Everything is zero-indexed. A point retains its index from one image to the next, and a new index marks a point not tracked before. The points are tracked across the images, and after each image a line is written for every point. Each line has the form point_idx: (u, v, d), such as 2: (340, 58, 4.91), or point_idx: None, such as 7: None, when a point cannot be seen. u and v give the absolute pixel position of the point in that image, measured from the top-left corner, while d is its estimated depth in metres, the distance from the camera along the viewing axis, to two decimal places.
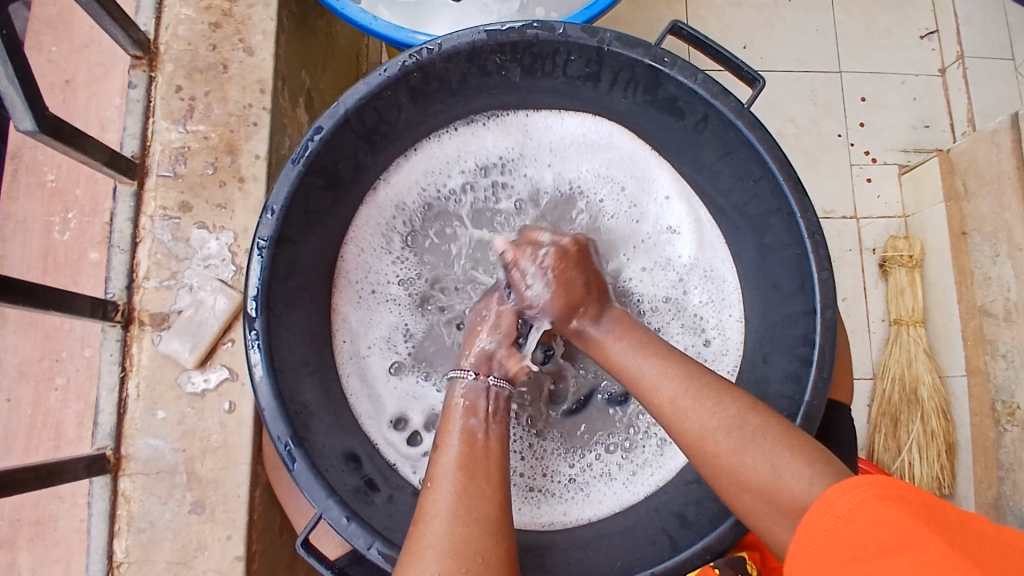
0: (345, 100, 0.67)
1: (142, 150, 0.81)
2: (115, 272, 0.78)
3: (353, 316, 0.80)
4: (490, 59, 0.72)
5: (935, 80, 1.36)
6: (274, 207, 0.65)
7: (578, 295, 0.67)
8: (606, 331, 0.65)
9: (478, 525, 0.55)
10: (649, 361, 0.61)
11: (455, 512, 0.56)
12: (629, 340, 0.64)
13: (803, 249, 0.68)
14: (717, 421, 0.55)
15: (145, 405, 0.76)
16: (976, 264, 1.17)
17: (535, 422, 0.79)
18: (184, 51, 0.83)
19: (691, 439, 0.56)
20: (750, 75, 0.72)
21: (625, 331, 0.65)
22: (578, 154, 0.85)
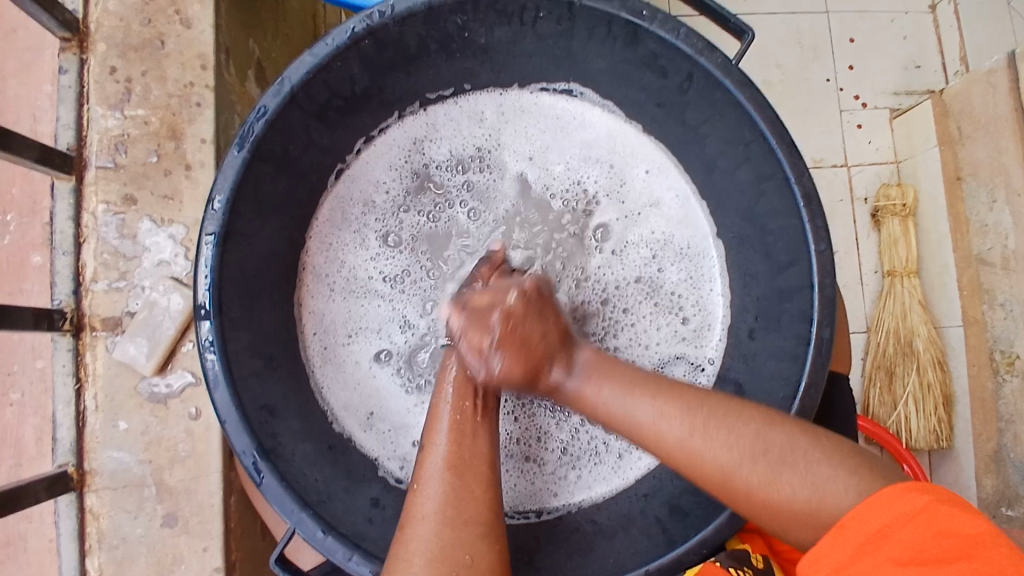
0: (290, 74, 0.60)
1: (79, 141, 0.74)
2: (60, 276, 0.72)
3: (324, 314, 0.76)
4: (450, 20, 0.65)
5: (925, 17, 1.29)
6: (218, 197, 0.59)
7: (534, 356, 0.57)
8: (581, 382, 0.56)
9: (467, 528, 0.52)
10: (642, 402, 0.53)
11: (444, 515, 0.53)
12: (609, 384, 0.55)
13: (799, 216, 0.63)
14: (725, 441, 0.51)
15: (105, 416, 0.72)
16: (972, 211, 1.13)
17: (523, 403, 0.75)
18: (115, 27, 0.75)
19: (698, 411, 0.51)
20: (738, 27, 0.66)
21: (601, 375, 0.56)
22: (555, 133, 0.80)
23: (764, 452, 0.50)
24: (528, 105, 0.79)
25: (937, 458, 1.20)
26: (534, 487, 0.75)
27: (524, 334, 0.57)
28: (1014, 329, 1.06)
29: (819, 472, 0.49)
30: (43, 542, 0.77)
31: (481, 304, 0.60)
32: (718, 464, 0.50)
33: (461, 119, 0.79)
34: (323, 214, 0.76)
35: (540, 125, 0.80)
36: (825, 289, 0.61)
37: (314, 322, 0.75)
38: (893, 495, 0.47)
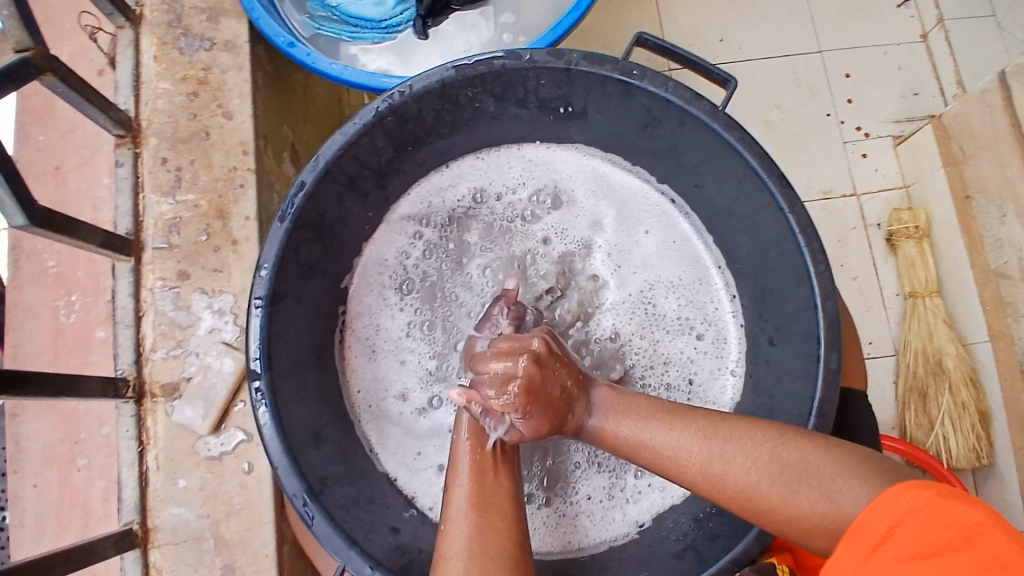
0: (324, 152, 0.68)
1: (136, 226, 0.82)
2: (122, 348, 0.79)
3: (362, 363, 0.81)
4: (461, 94, 0.72)
5: (918, 47, 1.34)
6: (265, 265, 0.65)
7: (559, 408, 0.60)
8: (602, 420, 0.61)
9: (495, 564, 0.55)
10: (661, 431, 0.58)
11: (471, 554, 0.55)
12: (627, 420, 0.60)
13: (795, 241, 0.67)
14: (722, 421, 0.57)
15: (166, 475, 0.77)
16: (984, 227, 1.15)
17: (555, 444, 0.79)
18: (166, 123, 0.84)
19: (708, 439, 0.55)
20: (721, 76, 0.72)
21: (619, 411, 0.61)
22: (573, 179, 0.85)
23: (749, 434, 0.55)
24: (536, 161, 0.86)
25: (982, 478, 1.18)
26: (572, 524, 0.77)
27: (544, 386, 0.60)
28: None
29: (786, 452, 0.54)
30: None
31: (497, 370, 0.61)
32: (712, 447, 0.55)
33: (473, 179, 0.85)
34: (352, 279, 0.82)
35: (546, 180, 0.85)
36: (828, 307, 0.65)
37: (353, 381, 0.80)
38: (901, 489, 0.48)
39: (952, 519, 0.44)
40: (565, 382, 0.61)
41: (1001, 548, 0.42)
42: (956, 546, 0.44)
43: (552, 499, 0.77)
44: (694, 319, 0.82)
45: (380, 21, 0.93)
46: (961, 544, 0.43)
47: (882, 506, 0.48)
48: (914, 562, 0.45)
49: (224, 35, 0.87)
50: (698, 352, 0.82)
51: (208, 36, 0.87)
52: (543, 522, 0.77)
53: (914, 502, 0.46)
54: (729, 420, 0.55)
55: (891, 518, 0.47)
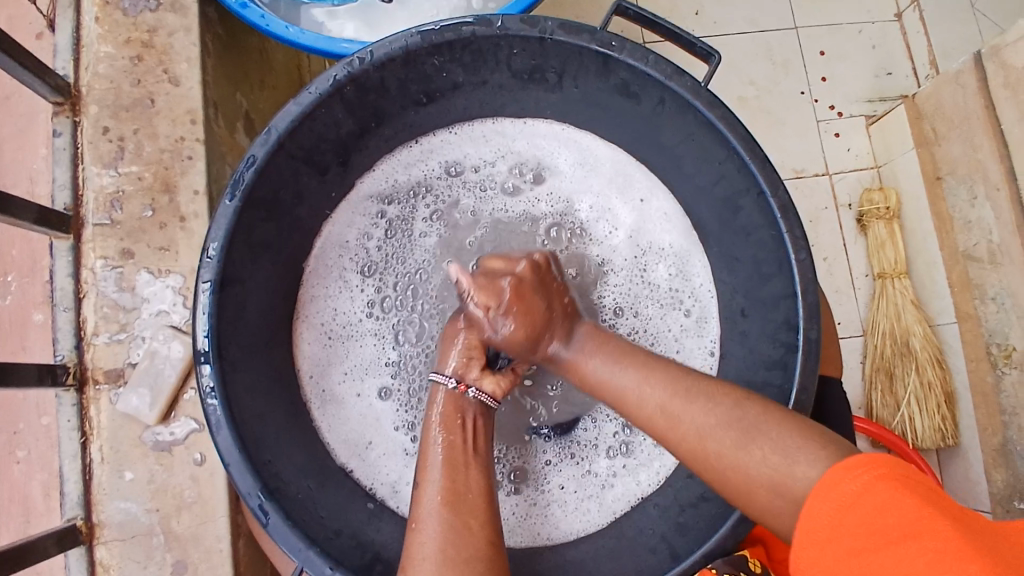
0: (277, 123, 0.63)
1: (75, 201, 0.76)
2: (61, 332, 0.74)
3: (320, 350, 0.76)
4: (428, 62, 0.68)
5: (891, 26, 1.33)
6: (213, 243, 0.61)
7: (541, 322, 0.61)
8: (577, 352, 0.61)
9: (471, 567, 0.52)
10: (628, 372, 0.57)
11: (446, 557, 0.52)
12: (603, 354, 0.59)
13: (776, 222, 0.64)
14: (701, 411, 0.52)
15: (112, 468, 0.72)
16: (954, 209, 1.15)
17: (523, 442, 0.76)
18: (107, 90, 0.78)
19: (688, 442, 0.52)
20: (703, 50, 0.68)
21: (596, 348, 0.60)
22: (548, 158, 0.81)
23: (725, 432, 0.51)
24: (509, 134, 0.81)
25: (946, 457, 1.20)
26: (542, 519, 0.74)
27: (528, 307, 0.61)
28: (1008, 322, 1.08)
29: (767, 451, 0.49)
30: None
31: (487, 280, 0.64)
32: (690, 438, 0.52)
33: (442, 154, 0.81)
34: (313, 259, 0.77)
35: (521, 156, 0.81)
36: (808, 290, 0.63)
37: (314, 366, 0.76)
38: (837, 477, 0.44)
39: (894, 503, 0.41)
40: (550, 303, 0.62)
41: (944, 537, 0.39)
42: (902, 534, 0.40)
43: (522, 487, 0.75)
44: (671, 301, 0.80)
45: None
46: (907, 531, 0.40)
47: (828, 494, 0.44)
48: (857, 553, 0.42)
49: None
50: (676, 335, 0.79)
51: None
52: (515, 512, 0.74)
53: (858, 487, 0.43)
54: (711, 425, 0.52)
55: (832, 508, 0.44)
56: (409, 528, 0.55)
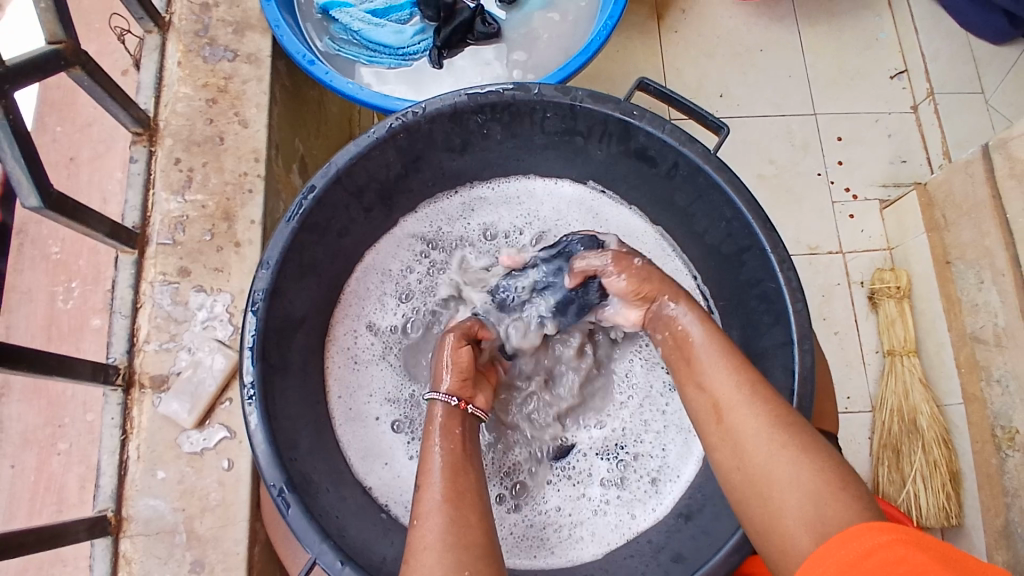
0: (336, 161, 0.71)
1: (143, 221, 0.84)
2: (116, 337, 0.81)
3: (351, 373, 0.83)
4: (472, 119, 0.76)
5: (909, 117, 1.40)
6: (269, 261, 0.68)
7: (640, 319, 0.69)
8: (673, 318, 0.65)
9: (469, 551, 0.54)
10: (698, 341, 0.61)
11: (446, 541, 0.54)
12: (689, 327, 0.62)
13: (776, 281, 0.70)
14: (753, 410, 0.54)
15: (146, 466, 0.78)
16: (962, 291, 1.19)
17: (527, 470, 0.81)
18: (183, 126, 0.87)
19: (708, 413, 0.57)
20: (715, 124, 0.76)
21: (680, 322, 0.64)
22: (571, 210, 0.89)
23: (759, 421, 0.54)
24: (538, 189, 0.89)
25: (951, 538, 1.20)
26: (540, 542, 0.78)
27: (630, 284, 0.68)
28: (1013, 404, 1.10)
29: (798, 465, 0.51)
30: None
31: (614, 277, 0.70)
32: (737, 445, 0.54)
33: (477, 200, 0.89)
34: (351, 284, 0.85)
35: (547, 209, 0.89)
36: (803, 345, 0.68)
37: (341, 385, 0.82)
38: (853, 532, 0.46)
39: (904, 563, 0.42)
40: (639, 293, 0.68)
41: None
42: None
43: (522, 508, 0.80)
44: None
45: (398, 48, 0.95)
46: None
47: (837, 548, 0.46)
48: None
49: (248, 48, 0.91)
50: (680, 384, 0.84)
51: (232, 48, 0.91)
52: (512, 531, 0.78)
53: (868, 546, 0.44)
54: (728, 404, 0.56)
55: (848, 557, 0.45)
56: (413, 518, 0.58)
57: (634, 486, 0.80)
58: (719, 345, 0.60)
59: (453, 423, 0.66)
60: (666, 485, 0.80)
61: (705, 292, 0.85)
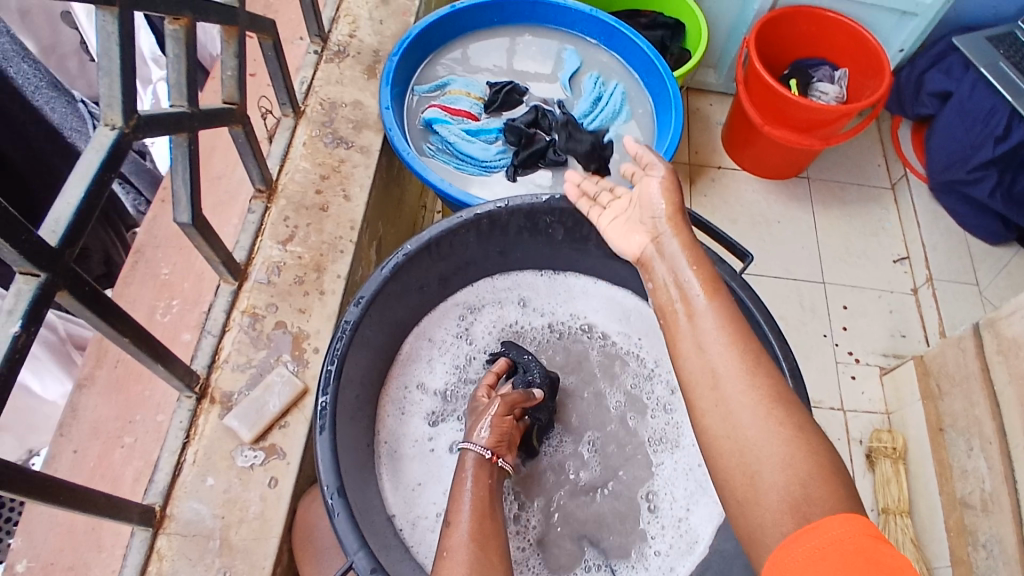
0: (430, 229, 0.86)
1: (248, 260, 0.98)
2: (202, 351, 0.92)
3: (396, 420, 0.92)
4: (542, 218, 0.92)
5: (908, 298, 1.56)
6: (362, 298, 0.81)
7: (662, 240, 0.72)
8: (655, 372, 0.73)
9: None
10: None
11: None
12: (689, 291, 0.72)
13: (786, 387, 0.81)
14: (745, 393, 0.58)
15: (198, 471, 0.85)
16: (954, 457, 1.27)
17: (530, 536, 0.86)
18: (297, 191, 1.04)
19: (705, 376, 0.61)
20: (742, 251, 0.91)
21: None
22: (606, 310, 1.02)
23: (765, 418, 0.57)
24: (580, 289, 1.03)
25: None
26: None
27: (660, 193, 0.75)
28: (996, 569, 1.14)
29: (783, 445, 0.55)
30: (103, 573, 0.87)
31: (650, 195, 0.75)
32: (728, 417, 0.58)
33: (520, 289, 1.03)
34: (403, 347, 0.97)
35: (580, 306, 1.02)
36: None
37: (386, 432, 0.91)
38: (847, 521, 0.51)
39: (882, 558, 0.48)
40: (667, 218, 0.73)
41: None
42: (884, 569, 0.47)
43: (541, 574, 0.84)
44: None
45: (484, 161, 1.14)
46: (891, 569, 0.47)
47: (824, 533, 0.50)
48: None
49: (362, 142, 1.10)
50: None
51: (349, 139, 1.10)
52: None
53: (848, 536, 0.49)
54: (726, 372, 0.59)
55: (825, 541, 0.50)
56: (441, 554, 0.64)
57: (649, 564, 0.85)
58: None
59: (483, 476, 0.74)
60: (681, 565, 0.85)
61: None
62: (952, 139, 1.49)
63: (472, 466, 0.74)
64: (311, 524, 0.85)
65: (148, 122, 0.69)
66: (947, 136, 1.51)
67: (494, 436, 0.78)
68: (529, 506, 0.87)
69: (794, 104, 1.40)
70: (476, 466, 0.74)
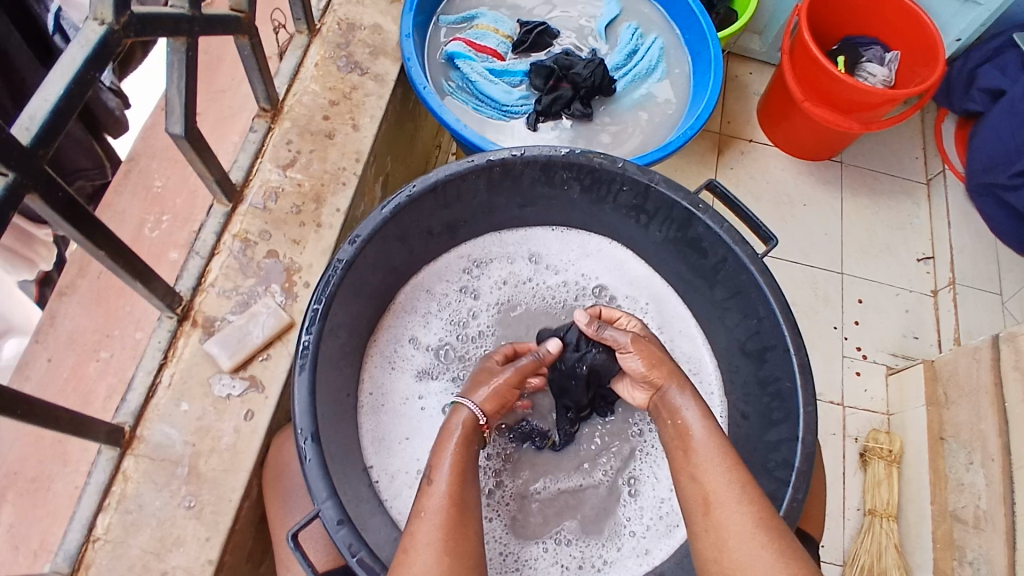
0: (438, 172, 0.80)
1: (245, 181, 0.93)
2: (188, 272, 0.88)
3: (384, 368, 0.89)
4: (559, 173, 0.86)
5: (926, 298, 1.50)
6: (358, 237, 0.77)
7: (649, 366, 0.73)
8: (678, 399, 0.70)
9: (460, 558, 0.59)
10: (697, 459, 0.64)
11: (446, 545, 0.59)
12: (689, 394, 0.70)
13: (794, 382, 0.77)
14: (739, 508, 0.60)
15: (173, 395, 0.82)
16: (951, 468, 1.24)
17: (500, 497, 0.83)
18: (303, 115, 0.98)
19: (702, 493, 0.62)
20: (766, 234, 0.85)
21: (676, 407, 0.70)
22: (615, 275, 0.97)
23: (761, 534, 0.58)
24: (591, 251, 0.98)
25: None
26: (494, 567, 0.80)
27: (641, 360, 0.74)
28: None
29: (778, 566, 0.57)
30: (67, 487, 0.94)
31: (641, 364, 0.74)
32: (721, 536, 0.60)
33: (531, 246, 0.98)
34: (400, 296, 0.93)
35: (589, 270, 0.97)
36: (807, 443, 0.73)
37: (372, 380, 0.88)
38: None
39: None
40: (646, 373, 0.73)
41: None
42: None
43: (511, 539, 0.81)
44: None
45: (504, 104, 1.08)
46: None
47: None
48: None
49: (377, 70, 1.04)
50: None
51: (363, 65, 1.03)
52: (498, 561, 0.80)
53: None
54: (722, 490, 0.61)
55: None
56: (418, 515, 0.62)
57: (620, 544, 0.82)
58: (720, 460, 0.63)
59: (471, 434, 0.69)
60: (657, 549, 0.82)
61: (717, 371, 0.92)
62: (997, 139, 1.40)
63: (461, 425, 0.69)
64: (282, 461, 0.81)
65: (140, 21, 0.63)
66: (991, 135, 1.42)
67: (493, 401, 0.72)
68: (505, 466, 0.85)
69: (839, 83, 1.32)
70: (465, 427, 0.69)
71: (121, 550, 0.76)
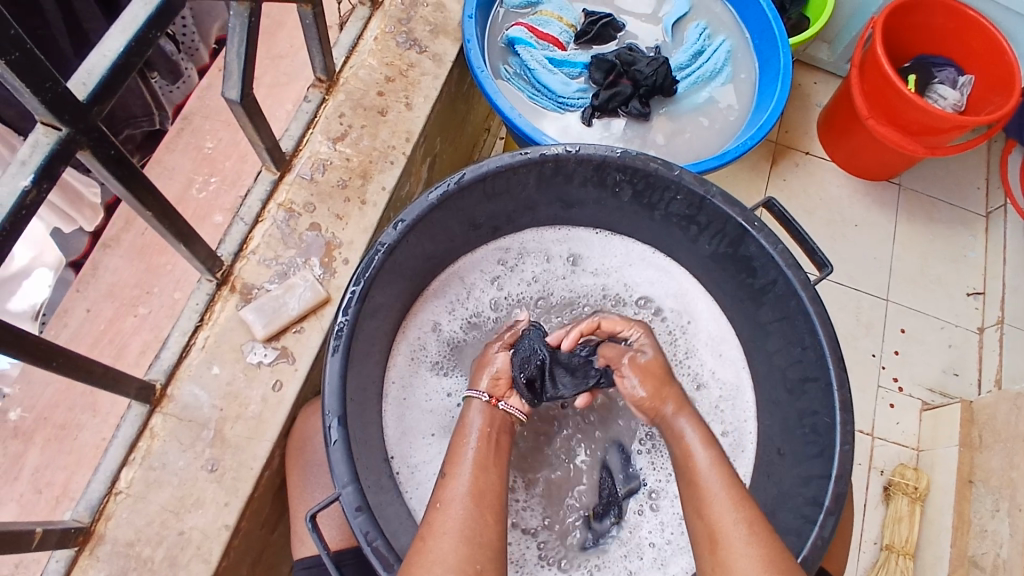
0: (490, 162, 0.79)
1: (294, 151, 0.93)
2: (230, 237, 0.88)
3: (412, 358, 0.88)
4: (611, 175, 0.84)
5: (972, 336, 1.45)
6: (403, 220, 0.76)
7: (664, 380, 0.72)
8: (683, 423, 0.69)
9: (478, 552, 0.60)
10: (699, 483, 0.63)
11: (464, 534, 0.60)
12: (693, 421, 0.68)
13: (832, 417, 0.74)
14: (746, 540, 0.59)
15: (205, 357, 0.83)
16: (976, 514, 1.20)
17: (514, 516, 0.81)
18: (358, 89, 0.97)
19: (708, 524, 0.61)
20: (821, 261, 0.82)
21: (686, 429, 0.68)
22: (654, 283, 0.94)
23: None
24: (632, 257, 0.96)
25: None
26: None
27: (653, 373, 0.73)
28: None
29: None
30: (94, 438, 0.98)
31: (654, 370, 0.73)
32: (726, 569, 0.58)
33: (572, 245, 0.96)
34: (434, 283, 0.91)
35: (632, 274, 0.95)
36: (839, 482, 0.71)
37: (399, 367, 0.87)
38: None
39: None
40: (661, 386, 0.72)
41: None
42: None
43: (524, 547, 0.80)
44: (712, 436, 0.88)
45: (560, 96, 1.05)
46: None
47: None
48: None
49: (436, 49, 1.02)
50: None
51: (423, 43, 1.02)
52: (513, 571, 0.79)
53: None
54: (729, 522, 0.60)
55: None
56: (434, 505, 0.63)
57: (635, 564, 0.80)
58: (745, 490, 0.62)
59: (487, 432, 0.69)
60: (675, 565, 0.80)
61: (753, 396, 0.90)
62: None
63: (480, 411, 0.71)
64: (306, 436, 0.81)
65: None
66: None
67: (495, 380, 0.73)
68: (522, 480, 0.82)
69: (909, 101, 1.26)
70: (481, 423, 0.70)
71: (141, 504, 0.77)
